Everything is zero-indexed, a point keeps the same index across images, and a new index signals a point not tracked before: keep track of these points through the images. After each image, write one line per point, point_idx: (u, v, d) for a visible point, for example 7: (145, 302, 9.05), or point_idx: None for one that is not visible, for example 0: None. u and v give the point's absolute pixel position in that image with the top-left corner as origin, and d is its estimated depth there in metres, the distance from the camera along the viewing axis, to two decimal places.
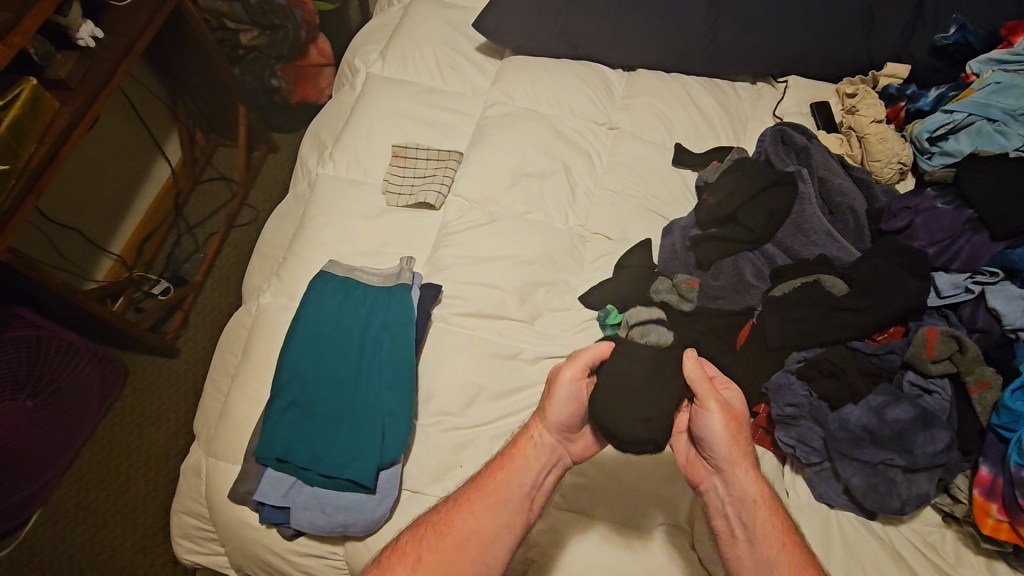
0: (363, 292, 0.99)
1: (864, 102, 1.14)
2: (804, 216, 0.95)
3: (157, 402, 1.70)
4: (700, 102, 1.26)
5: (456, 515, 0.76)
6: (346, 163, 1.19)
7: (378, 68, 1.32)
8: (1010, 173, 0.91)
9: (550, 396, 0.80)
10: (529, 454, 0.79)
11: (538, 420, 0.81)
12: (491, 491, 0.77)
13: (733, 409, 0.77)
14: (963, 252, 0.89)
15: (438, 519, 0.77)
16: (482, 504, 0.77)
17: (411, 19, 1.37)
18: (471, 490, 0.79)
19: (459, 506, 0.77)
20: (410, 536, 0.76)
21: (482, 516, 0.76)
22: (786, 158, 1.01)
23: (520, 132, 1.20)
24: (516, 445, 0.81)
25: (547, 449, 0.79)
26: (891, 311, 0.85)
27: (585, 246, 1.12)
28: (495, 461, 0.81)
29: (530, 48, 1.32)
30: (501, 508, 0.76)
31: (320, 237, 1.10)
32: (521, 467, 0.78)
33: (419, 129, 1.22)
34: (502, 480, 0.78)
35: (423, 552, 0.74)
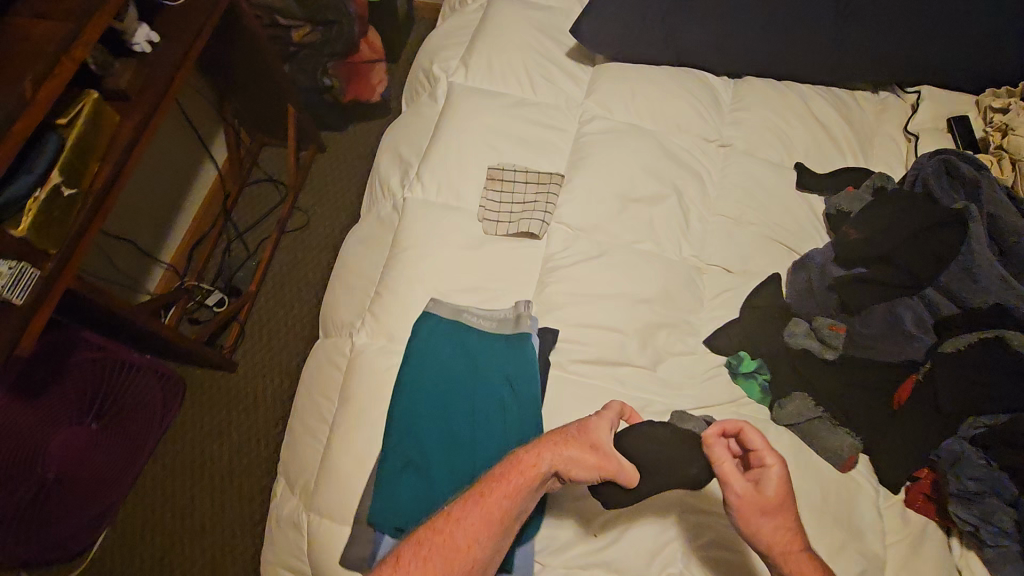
0: (479, 338, 0.91)
1: (1019, 118, 1.03)
2: (972, 260, 0.84)
3: (221, 415, 1.65)
4: (820, 115, 1.15)
5: (453, 530, 0.71)
6: (436, 185, 1.10)
7: (461, 76, 1.21)
8: None
9: (575, 450, 0.77)
10: (531, 478, 0.75)
11: (551, 446, 0.77)
12: (489, 512, 0.73)
13: (764, 496, 0.71)
14: None
15: (438, 535, 0.71)
16: (479, 526, 0.72)
17: (494, 21, 1.26)
18: (465, 508, 0.73)
19: (456, 520, 0.72)
20: (408, 549, 0.71)
21: (474, 537, 0.71)
22: (951, 194, 0.91)
23: (626, 151, 1.10)
24: (515, 466, 0.76)
25: (545, 476, 0.76)
26: None
27: (703, 279, 1.03)
28: (495, 474, 0.76)
29: (628, 55, 1.21)
30: (493, 529, 0.72)
31: (416, 271, 1.01)
32: (519, 489, 0.74)
33: (513, 147, 1.12)
34: (502, 505, 0.73)
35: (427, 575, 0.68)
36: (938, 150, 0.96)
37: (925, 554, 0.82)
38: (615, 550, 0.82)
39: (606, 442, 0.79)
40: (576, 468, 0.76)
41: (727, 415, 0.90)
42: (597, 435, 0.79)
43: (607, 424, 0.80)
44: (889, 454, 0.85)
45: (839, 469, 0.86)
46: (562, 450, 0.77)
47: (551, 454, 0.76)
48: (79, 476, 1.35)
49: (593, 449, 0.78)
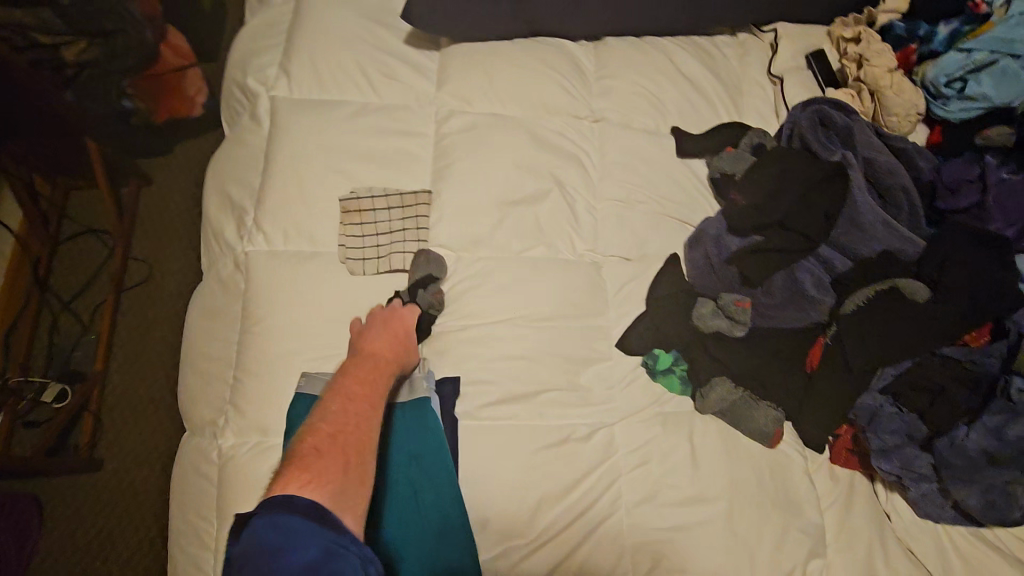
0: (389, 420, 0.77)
1: (871, 48, 1.00)
2: (857, 210, 0.83)
3: (87, 530, 1.26)
4: (686, 70, 1.08)
5: (353, 421, 0.64)
6: (280, 230, 0.91)
7: (284, 88, 1.00)
8: None
9: (390, 330, 0.78)
10: (375, 360, 0.74)
11: (365, 332, 0.78)
12: (362, 394, 0.68)
13: None
14: None
15: (343, 428, 0.62)
16: (359, 407, 0.66)
17: (310, 14, 1.05)
18: (343, 401, 0.66)
19: (344, 408, 0.65)
20: (314, 442, 0.59)
21: (354, 407, 0.66)
22: (830, 145, 0.88)
23: (496, 146, 0.97)
24: (353, 359, 0.74)
25: (378, 352, 0.75)
26: (986, 310, 0.77)
27: (603, 274, 0.95)
28: (353, 373, 0.71)
29: (473, 34, 1.06)
30: (363, 397, 0.67)
31: (278, 344, 0.83)
32: (372, 371, 0.72)
33: (365, 165, 0.95)
34: (361, 380, 0.70)
35: (347, 456, 0.59)
36: (812, 100, 0.94)
37: (860, 508, 0.81)
38: None
39: (411, 317, 0.82)
40: (402, 347, 0.78)
41: (654, 421, 0.84)
42: (403, 314, 0.82)
43: (409, 307, 0.83)
44: (817, 424, 0.82)
45: (768, 445, 0.83)
46: (376, 328, 0.78)
47: (375, 334, 0.77)
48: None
49: (403, 333, 0.79)
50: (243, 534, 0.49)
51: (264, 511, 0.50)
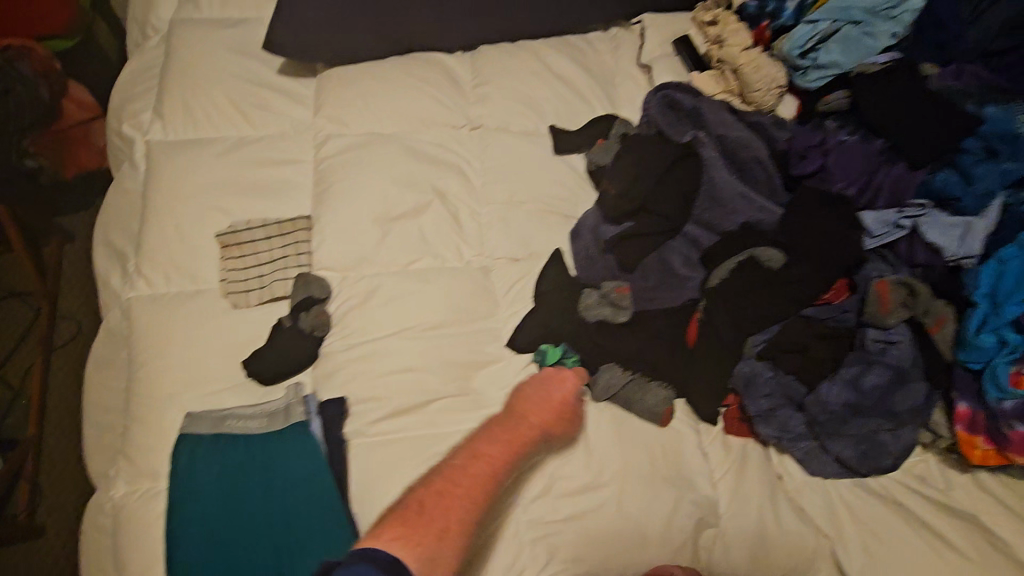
0: (270, 447, 0.76)
1: (728, 28, 1.05)
2: (715, 185, 0.86)
3: None
4: (559, 70, 1.10)
5: (466, 480, 0.68)
6: (162, 273, 0.91)
7: (158, 131, 1.01)
8: (903, 78, 0.83)
9: (548, 396, 0.81)
10: (520, 422, 0.77)
11: (517, 391, 0.82)
12: (487, 455, 0.72)
13: None
14: (885, 187, 0.81)
15: (454, 486, 0.67)
16: (478, 468, 0.70)
17: (181, 57, 1.06)
18: (467, 458, 0.71)
19: (467, 470, 0.70)
20: (417, 495, 0.66)
21: (471, 469, 0.70)
22: (681, 127, 0.92)
23: (372, 164, 0.98)
24: (507, 417, 0.78)
25: (535, 416, 0.78)
26: (835, 266, 0.79)
27: (493, 277, 0.96)
28: (492, 430, 0.76)
29: (345, 57, 1.07)
30: (488, 462, 0.72)
31: (163, 386, 0.83)
32: (508, 433, 0.75)
33: (244, 199, 0.95)
34: (495, 443, 0.74)
35: (448, 522, 0.63)
36: (662, 86, 0.98)
37: (753, 474, 0.82)
38: None
39: (570, 386, 0.83)
40: (557, 418, 0.80)
41: None
42: (565, 381, 0.83)
43: (579, 374, 0.85)
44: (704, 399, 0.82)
45: (659, 424, 0.83)
46: (544, 387, 0.82)
47: (534, 396, 0.81)
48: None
49: (558, 401, 0.80)
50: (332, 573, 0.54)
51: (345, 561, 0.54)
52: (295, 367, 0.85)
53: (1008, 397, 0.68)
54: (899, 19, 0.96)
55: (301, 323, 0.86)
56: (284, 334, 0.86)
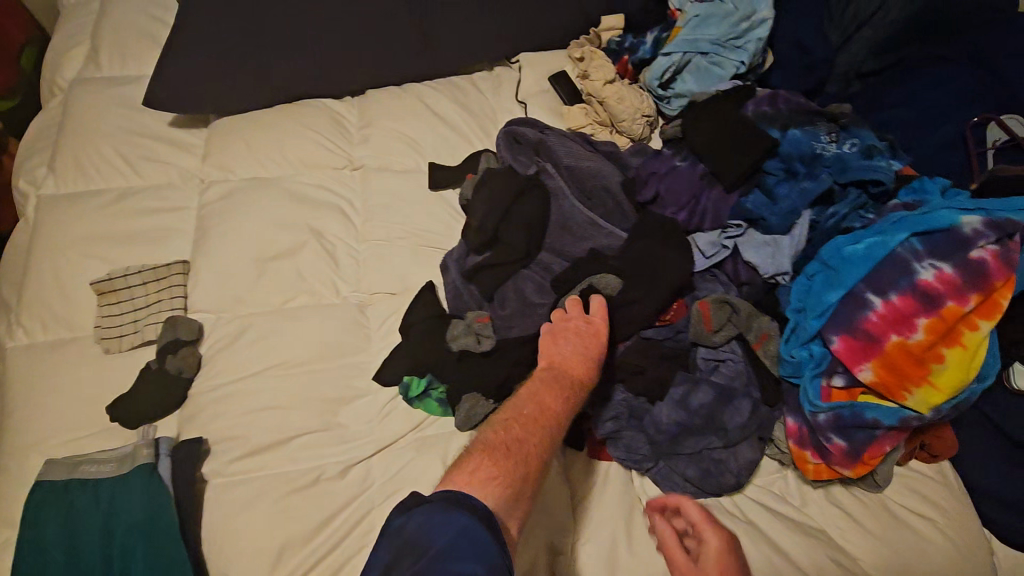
0: (125, 494, 0.77)
1: (592, 64, 1.10)
2: (565, 213, 0.90)
3: None
4: (440, 110, 1.15)
5: (537, 432, 0.65)
6: (42, 321, 0.94)
7: (51, 185, 1.06)
8: (720, 107, 0.90)
9: (584, 340, 0.75)
10: (569, 366, 0.73)
11: (558, 334, 0.76)
12: (550, 403, 0.68)
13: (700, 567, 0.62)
14: (708, 211, 0.84)
15: (529, 436, 0.64)
16: (547, 417, 0.67)
17: (76, 115, 1.11)
18: (536, 407, 0.67)
19: (535, 418, 0.66)
20: (502, 440, 0.63)
21: (534, 421, 0.66)
22: (527, 160, 0.95)
23: (251, 209, 1.03)
24: (552, 362, 0.73)
25: (579, 361, 0.73)
26: (665, 291, 0.79)
27: (368, 312, 0.98)
28: (544, 379, 0.71)
29: (232, 108, 1.12)
30: (551, 411, 0.68)
31: (32, 431, 0.85)
32: (565, 383, 0.71)
33: (125, 247, 0.99)
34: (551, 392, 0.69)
35: (530, 466, 0.62)
36: (508, 122, 1.00)
37: (611, 496, 0.83)
38: None
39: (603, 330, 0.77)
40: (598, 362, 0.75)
41: (409, 446, 0.86)
42: (601, 323, 0.77)
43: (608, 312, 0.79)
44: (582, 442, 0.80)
45: None
46: (579, 333, 0.76)
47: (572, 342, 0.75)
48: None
49: (601, 343, 0.76)
50: (414, 515, 0.52)
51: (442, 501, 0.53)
52: (159, 408, 0.86)
53: (821, 409, 0.71)
54: (745, 48, 1.01)
55: (167, 365, 0.89)
56: (149, 376, 0.88)
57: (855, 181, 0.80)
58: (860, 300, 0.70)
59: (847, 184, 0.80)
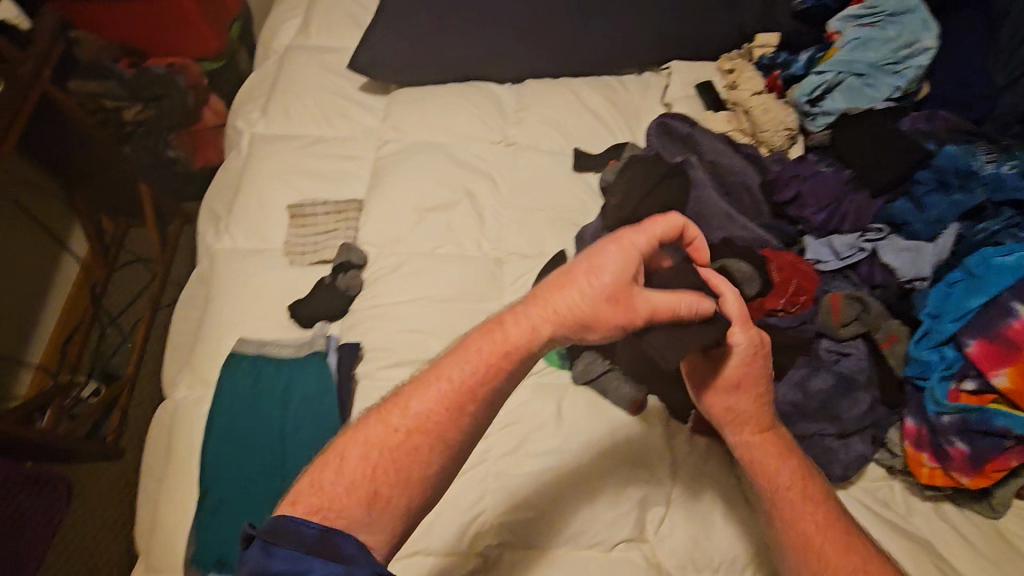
0: (300, 375, 0.94)
1: (743, 76, 1.17)
2: (702, 203, 0.96)
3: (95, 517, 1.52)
4: (591, 103, 1.26)
5: (411, 428, 0.62)
6: (244, 233, 1.15)
7: (262, 126, 1.28)
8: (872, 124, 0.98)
9: (565, 287, 0.66)
10: (502, 339, 0.65)
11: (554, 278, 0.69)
12: (441, 391, 0.63)
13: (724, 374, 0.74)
14: (851, 213, 0.92)
15: (392, 436, 0.61)
16: (427, 407, 0.63)
17: (288, 73, 1.34)
18: (427, 394, 0.63)
19: (406, 407, 0.63)
20: (347, 445, 0.62)
21: (417, 407, 0.63)
22: (674, 150, 1.02)
23: (417, 166, 1.18)
24: (503, 320, 0.67)
25: (543, 316, 0.65)
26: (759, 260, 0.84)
27: (503, 268, 1.10)
28: (474, 339, 0.66)
29: (412, 79, 1.29)
30: (450, 391, 0.63)
31: (229, 315, 1.05)
32: (494, 351, 0.65)
33: (315, 183, 1.18)
34: (458, 366, 0.64)
35: (376, 485, 0.59)
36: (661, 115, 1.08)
37: (708, 469, 0.88)
38: (428, 528, 0.83)
39: (598, 271, 0.65)
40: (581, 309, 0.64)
41: (528, 387, 0.95)
42: (599, 260, 0.66)
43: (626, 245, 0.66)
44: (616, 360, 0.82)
45: (629, 413, 0.91)
46: (561, 282, 0.67)
47: (538, 301, 0.66)
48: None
49: (566, 312, 0.65)
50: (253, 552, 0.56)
51: (269, 539, 0.55)
52: (327, 314, 1.03)
53: (945, 411, 0.75)
54: (904, 74, 1.04)
55: (338, 281, 1.05)
56: (322, 287, 1.05)
57: (1011, 200, 0.82)
58: (1004, 308, 0.74)
59: (1001, 203, 0.83)
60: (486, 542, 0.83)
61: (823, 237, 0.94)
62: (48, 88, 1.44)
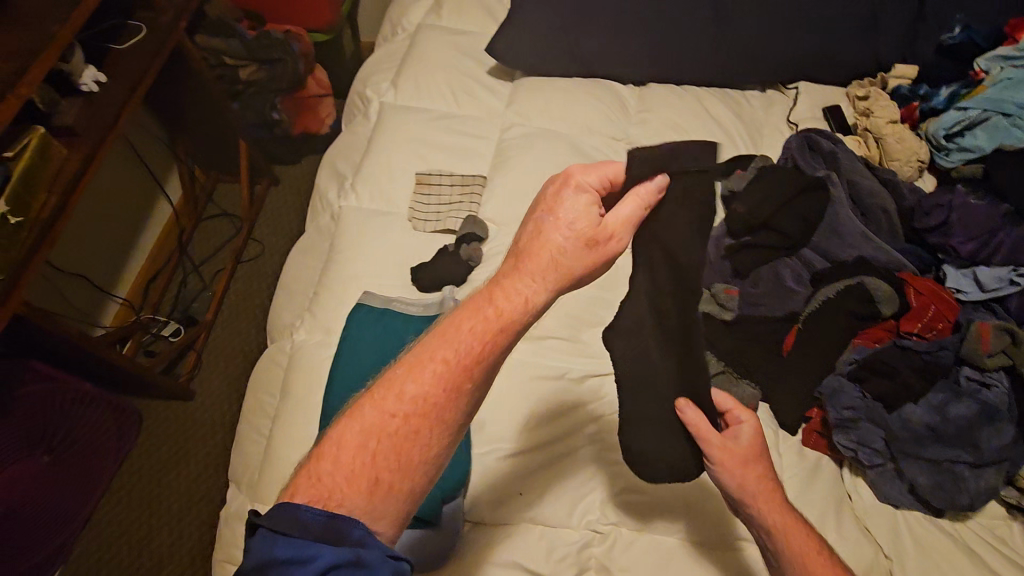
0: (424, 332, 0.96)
1: (878, 103, 1.18)
2: (838, 219, 0.99)
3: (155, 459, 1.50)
4: (716, 112, 1.27)
5: (409, 413, 0.53)
6: (370, 194, 1.19)
7: (392, 96, 1.32)
8: None
9: (539, 242, 0.61)
10: (494, 315, 0.57)
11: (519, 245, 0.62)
12: (438, 372, 0.55)
13: (739, 447, 0.75)
14: (1004, 246, 0.95)
15: (388, 423, 0.53)
16: (425, 390, 0.54)
17: (420, 48, 1.38)
18: (425, 378, 0.54)
19: (400, 391, 0.54)
20: (341, 433, 0.54)
21: (411, 389, 0.54)
22: (815, 163, 1.06)
23: (542, 152, 1.20)
24: (484, 295, 0.59)
25: (530, 281, 0.59)
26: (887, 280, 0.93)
27: None
28: (459, 314, 0.58)
29: (541, 69, 1.32)
30: (446, 369, 0.55)
31: (353, 271, 1.09)
32: (489, 323, 0.57)
33: (443, 156, 1.22)
34: (452, 339, 0.56)
35: (377, 469, 0.52)
36: (801, 130, 1.12)
37: (824, 481, 0.85)
38: (539, 498, 0.86)
39: (556, 219, 0.61)
40: (559, 261, 0.60)
41: None
42: (554, 208, 0.62)
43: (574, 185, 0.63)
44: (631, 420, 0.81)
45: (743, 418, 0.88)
46: (534, 245, 0.61)
47: (516, 267, 0.60)
48: (22, 520, 1.23)
49: (552, 268, 0.59)
50: (254, 545, 0.51)
51: (271, 525, 0.50)
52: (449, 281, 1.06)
53: None
54: None
55: (461, 251, 1.08)
56: (446, 253, 1.08)
57: None
58: None
59: None
60: (598, 521, 0.86)
61: (966, 266, 0.97)
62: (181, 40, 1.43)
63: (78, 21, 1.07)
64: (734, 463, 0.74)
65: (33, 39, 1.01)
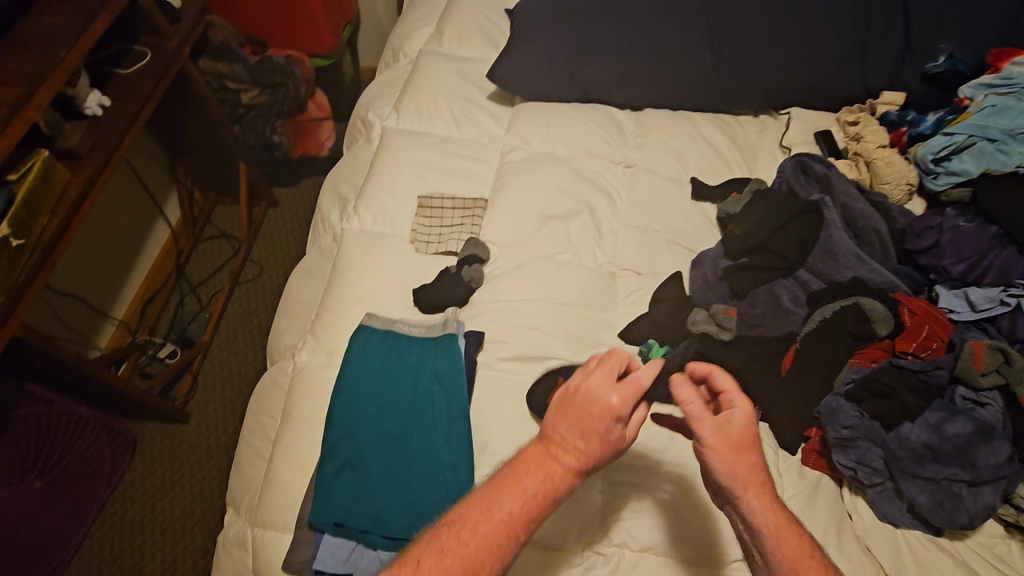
0: (428, 354, 0.98)
1: (867, 129, 1.22)
2: (831, 241, 1.01)
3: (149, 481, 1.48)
4: (711, 136, 1.31)
5: (476, 541, 0.60)
6: (372, 216, 1.20)
7: (394, 121, 1.35)
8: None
9: (585, 413, 0.65)
10: (556, 474, 0.64)
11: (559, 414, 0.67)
12: (505, 517, 0.61)
13: (732, 434, 0.67)
14: (994, 267, 0.99)
15: (460, 546, 0.59)
16: (491, 532, 0.60)
17: (422, 74, 1.41)
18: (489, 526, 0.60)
19: (473, 527, 0.60)
20: (420, 551, 0.60)
21: (476, 523, 0.61)
22: (808, 187, 1.10)
23: (542, 175, 1.22)
24: (542, 453, 0.65)
25: (574, 449, 0.64)
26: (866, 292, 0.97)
27: (617, 281, 1.11)
28: (527, 462, 0.65)
29: (540, 94, 1.35)
30: (511, 514, 0.61)
31: (354, 292, 1.09)
32: (547, 474, 0.64)
33: (444, 179, 1.24)
34: (516, 483, 0.63)
35: None
36: (795, 154, 1.16)
37: (823, 501, 0.86)
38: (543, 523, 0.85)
39: (602, 402, 0.65)
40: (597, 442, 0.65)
41: None
42: (597, 396, 0.66)
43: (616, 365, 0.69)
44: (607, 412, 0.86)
45: None
46: (571, 420, 0.65)
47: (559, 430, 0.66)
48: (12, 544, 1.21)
49: (599, 439, 0.64)
50: None
51: None
52: (451, 302, 1.08)
53: None
54: None
55: (463, 273, 1.10)
56: (448, 275, 1.10)
57: None
58: None
59: None
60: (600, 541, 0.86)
61: (959, 287, 1.00)
62: (185, 65, 1.44)
63: (84, 46, 1.09)
64: (726, 451, 0.66)
65: (42, 63, 1.02)
